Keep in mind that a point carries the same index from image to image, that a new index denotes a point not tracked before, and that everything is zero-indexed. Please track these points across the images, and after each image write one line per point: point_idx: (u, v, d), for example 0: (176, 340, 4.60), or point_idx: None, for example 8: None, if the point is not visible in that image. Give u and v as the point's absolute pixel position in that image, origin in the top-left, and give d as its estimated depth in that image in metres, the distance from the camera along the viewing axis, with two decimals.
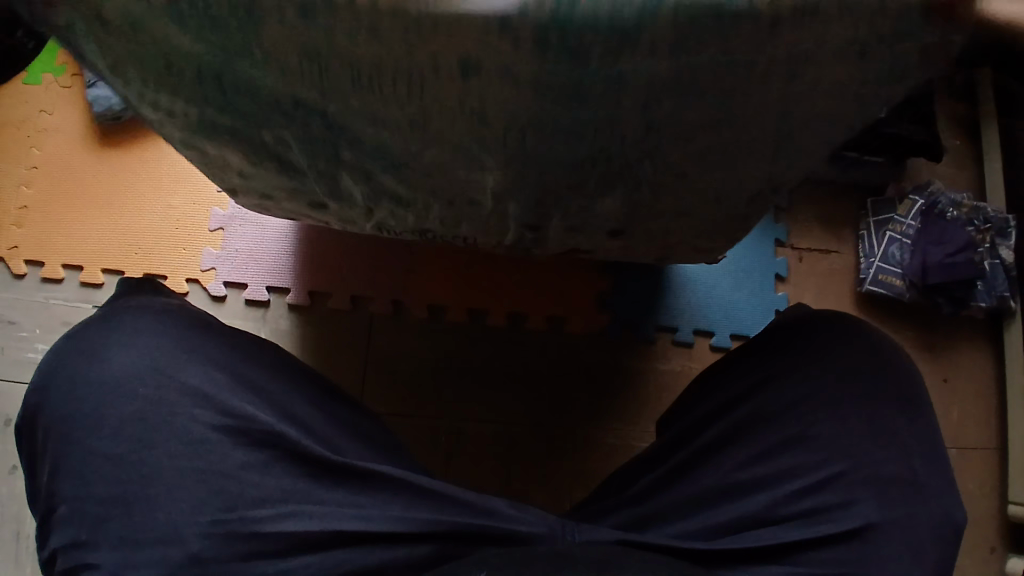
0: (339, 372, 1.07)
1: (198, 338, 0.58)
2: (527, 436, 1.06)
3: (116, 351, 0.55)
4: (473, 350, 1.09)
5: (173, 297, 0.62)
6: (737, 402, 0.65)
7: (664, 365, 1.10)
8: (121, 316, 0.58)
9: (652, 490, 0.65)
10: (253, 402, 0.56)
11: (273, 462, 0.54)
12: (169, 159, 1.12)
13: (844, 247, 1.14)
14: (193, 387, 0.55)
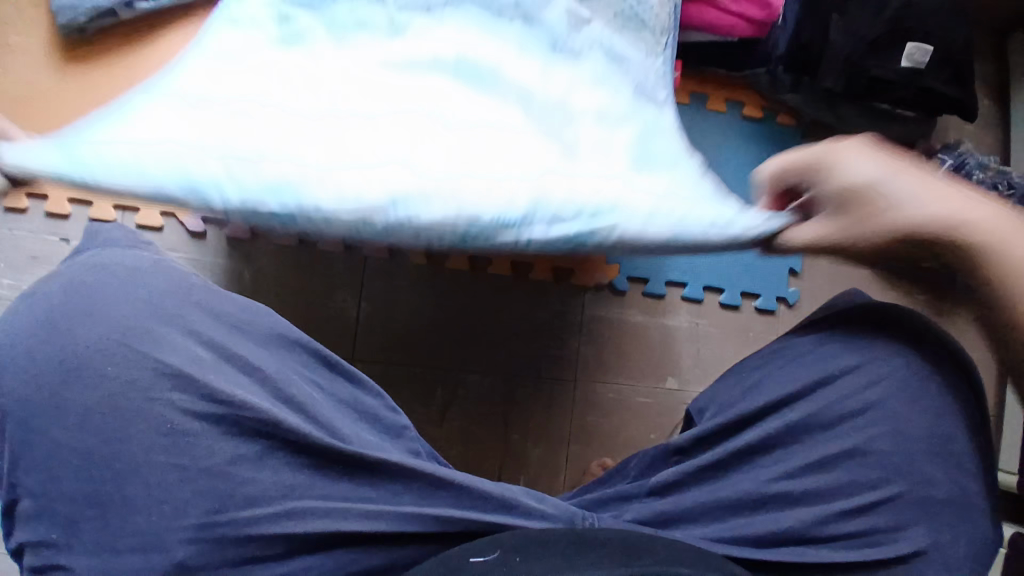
0: (330, 321, 1.03)
1: (179, 306, 0.52)
2: (525, 389, 1.06)
3: (91, 329, 0.49)
4: (466, 301, 1.06)
5: (148, 264, 0.55)
6: (788, 400, 0.61)
7: (672, 322, 1.07)
8: (98, 287, 0.52)
9: (679, 483, 0.60)
10: (247, 392, 0.50)
11: (269, 453, 0.49)
12: (139, 78, 1.01)
13: None
14: (174, 369, 0.49)
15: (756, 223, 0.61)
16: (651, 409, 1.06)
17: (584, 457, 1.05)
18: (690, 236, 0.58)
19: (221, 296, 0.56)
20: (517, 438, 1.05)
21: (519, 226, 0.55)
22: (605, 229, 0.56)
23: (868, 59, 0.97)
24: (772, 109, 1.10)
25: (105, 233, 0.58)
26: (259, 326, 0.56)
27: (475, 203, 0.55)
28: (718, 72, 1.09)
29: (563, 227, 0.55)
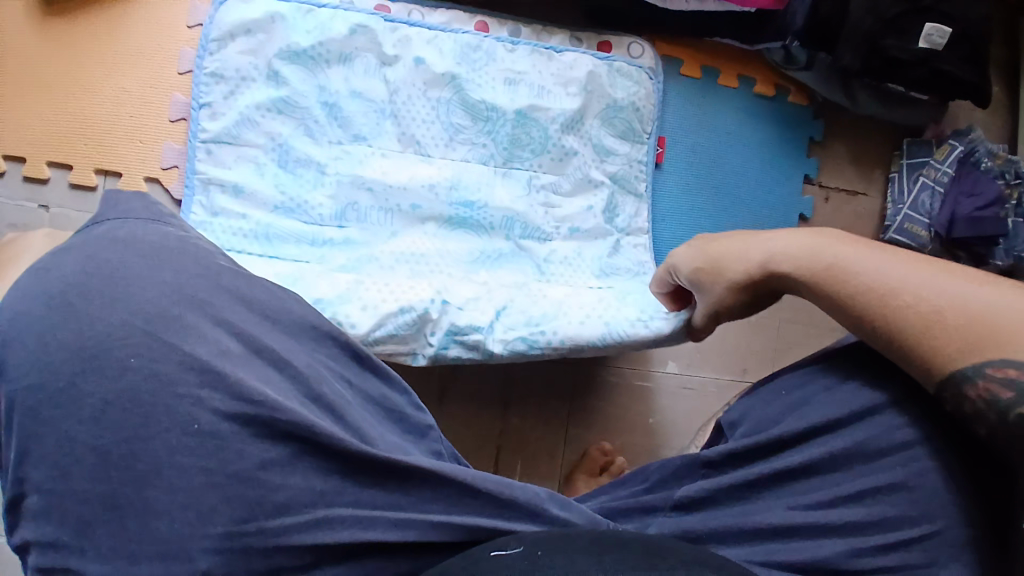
0: None
1: (206, 293, 0.51)
2: (528, 379, 1.03)
3: (111, 316, 0.47)
4: None
5: (175, 244, 0.53)
6: (828, 429, 0.60)
7: None
8: (121, 268, 0.49)
9: (708, 499, 0.61)
10: (278, 393, 0.49)
11: (298, 458, 0.48)
12: (116, 31, 0.93)
13: (872, 189, 1.09)
14: (201, 362, 0.47)
15: (665, 319, 0.84)
16: (653, 393, 1.05)
17: (585, 441, 1.04)
18: (609, 341, 0.84)
19: (256, 283, 0.55)
20: (516, 421, 1.02)
21: (481, 340, 0.83)
22: (548, 343, 0.83)
23: (887, 37, 0.95)
24: (784, 86, 1.07)
25: (128, 206, 0.55)
26: (290, 315, 0.55)
27: (455, 323, 0.83)
28: (731, 45, 1.05)
29: (518, 337, 0.83)
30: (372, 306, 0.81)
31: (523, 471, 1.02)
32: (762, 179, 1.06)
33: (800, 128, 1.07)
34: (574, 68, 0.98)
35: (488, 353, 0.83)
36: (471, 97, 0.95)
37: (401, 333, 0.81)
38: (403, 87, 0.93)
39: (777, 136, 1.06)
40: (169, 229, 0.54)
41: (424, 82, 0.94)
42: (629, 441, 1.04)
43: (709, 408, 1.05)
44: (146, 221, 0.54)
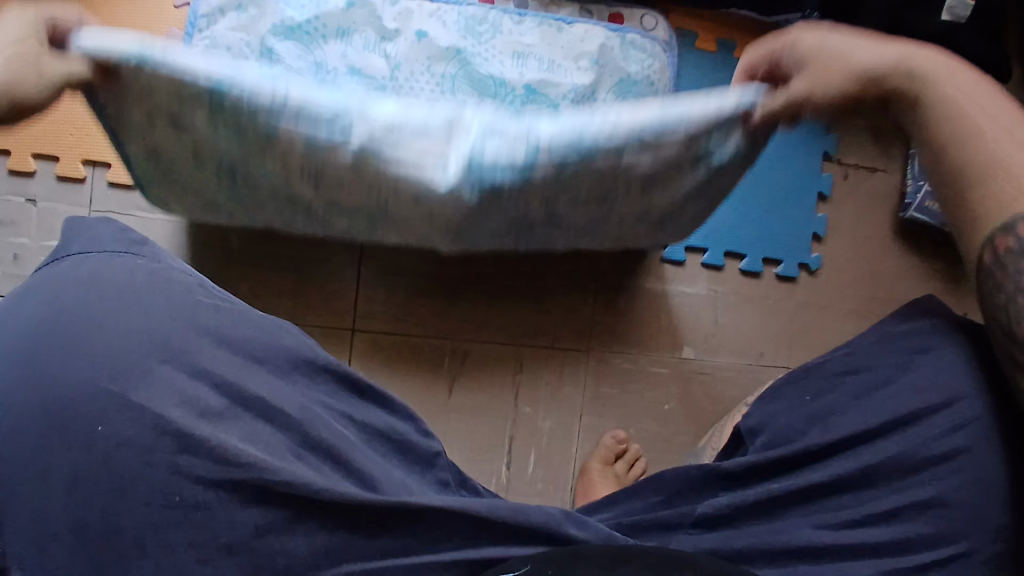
0: (322, 303, 0.98)
1: (174, 342, 0.54)
2: (547, 352, 1.01)
3: (80, 370, 0.52)
4: (477, 269, 1.00)
5: (143, 281, 0.56)
6: (859, 441, 0.61)
7: (691, 289, 1.03)
8: (88, 317, 0.53)
9: (726, 517, 0.63)
10: (265, 451, 0.53)
11: (295, 523, 0.53)
12: (104, 13, 0.90)
13: (892, 165, 1.05)
14: (174, 428, 0.51)
15: (741, 91, 0.58)
16: (667, 379, 1.02)
17: (599, 429, 1.01)
18: (679, 122, 0.58)
19: (234, 317, 0.58)
20: (528, 411, 1.00)
21: (523, 134, 0.60)
22: (603, 127, 0.59)
23: (907, 10, 0.90)
24: None
25: (96, 236, 0.58)
26: (278, 350, 0.58)
27: (490, 121, 0.61)
28: (748, 17, 1.02)
29: (565, 128, 0.59)
30: (366, 103, 0.61)
31: (536, 461, 1.00)
32: (779, 164, 1.03)
33: None
34: (585, 39, 0.93)
35: (533, 145, 0.60)
36: (480, 70, 0.90)
37: (403, 147, 0.62)
38: (405, 64, 0.89)
39: None
40: (139, 260, 0.57)
41: (428, 57, 0.89)
42: (642, 428, 1.02)
43: (725, 395, 1.03)
44: (114, 254, 0.57)
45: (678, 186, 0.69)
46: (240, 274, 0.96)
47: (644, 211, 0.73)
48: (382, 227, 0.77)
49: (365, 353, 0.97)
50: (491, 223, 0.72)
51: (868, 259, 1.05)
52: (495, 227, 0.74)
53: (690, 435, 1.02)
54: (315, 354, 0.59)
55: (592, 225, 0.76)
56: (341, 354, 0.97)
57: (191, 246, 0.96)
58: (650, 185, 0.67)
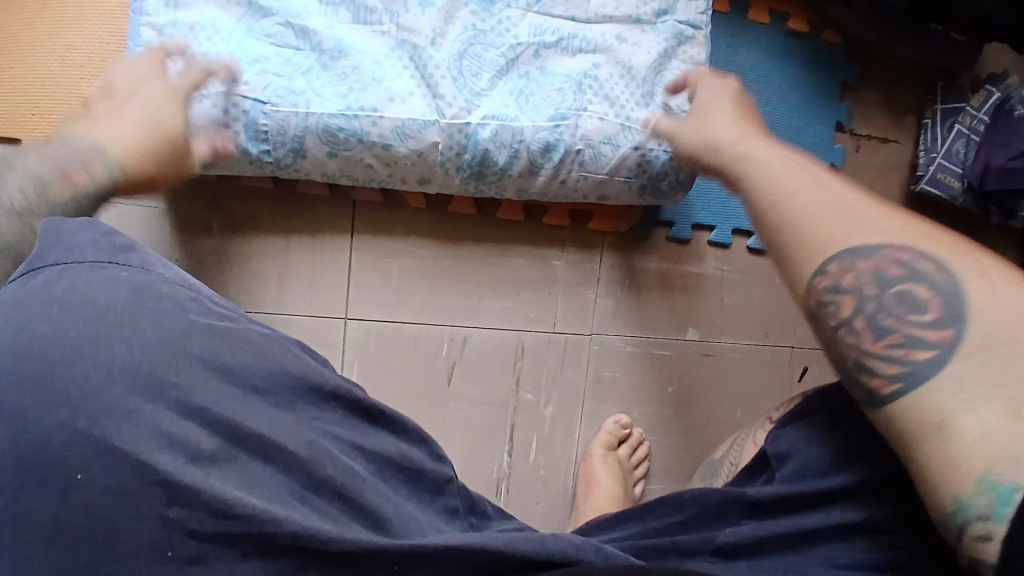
0: (314, 294, 0.92)
1: (172, 370, 0.49)
2: (547, 339, 0.97)
3: (58, 410, 0.44)
4: (474, 251, 0.96)
5: (128, 299, 0.49)
6: (799, 497, 0.56)
7: (697, 269, 1.00)
8: (65, 346, 0.46)
9: (752, 547, 0.56)
10: (265, 498, 0.49)
11: (302, 570, 0.49)
12: None
13: (903, 136, 1.02)
14: (163, 476, 0.45)
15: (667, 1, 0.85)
16: (670, 361, 1.00)
17: (600, 413, 0.99)
18: None
19: (229, 342, 0.53)
20: (530, 397, 0.97)
21: None
22: None
23: None
24: (818, 24, 0.97)
25: (77, 245, 0.51)
26: (283, 377, 0.54)
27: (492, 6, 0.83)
28: None
29: None
30: None
31: (537, 448, 0.97)
32: (798, 136, 0.97)
33: (830, 70, 0.98)
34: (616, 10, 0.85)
35: None
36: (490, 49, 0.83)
37: None
38: (407, 43, 0.82)
39: (806, 79, 0.97)
40: (125, 271, 0.51)
41: (435, 31, 0.82)
42: (646, 412, 0.99)
43: (729, 378, 1.01)
44: (96, 264, 0.51)
45: (646, 45, 0.84)
46: (223, 262, 0.91)
47: (627, 72, 0.84)
48: (384, 99, 0.79)
49: (359, 343, 0.93)
50: (489, 74, 0.82)
51: None
52: (491, 86, 0.82)
53: (694, 418, 1.00)
54: (331, 381, 0.57)
55: (586, 89, 0.82)
56: (333, 345, 0.93)
57: (169, 234, 0.90)
58: (622, 45, 0.84)
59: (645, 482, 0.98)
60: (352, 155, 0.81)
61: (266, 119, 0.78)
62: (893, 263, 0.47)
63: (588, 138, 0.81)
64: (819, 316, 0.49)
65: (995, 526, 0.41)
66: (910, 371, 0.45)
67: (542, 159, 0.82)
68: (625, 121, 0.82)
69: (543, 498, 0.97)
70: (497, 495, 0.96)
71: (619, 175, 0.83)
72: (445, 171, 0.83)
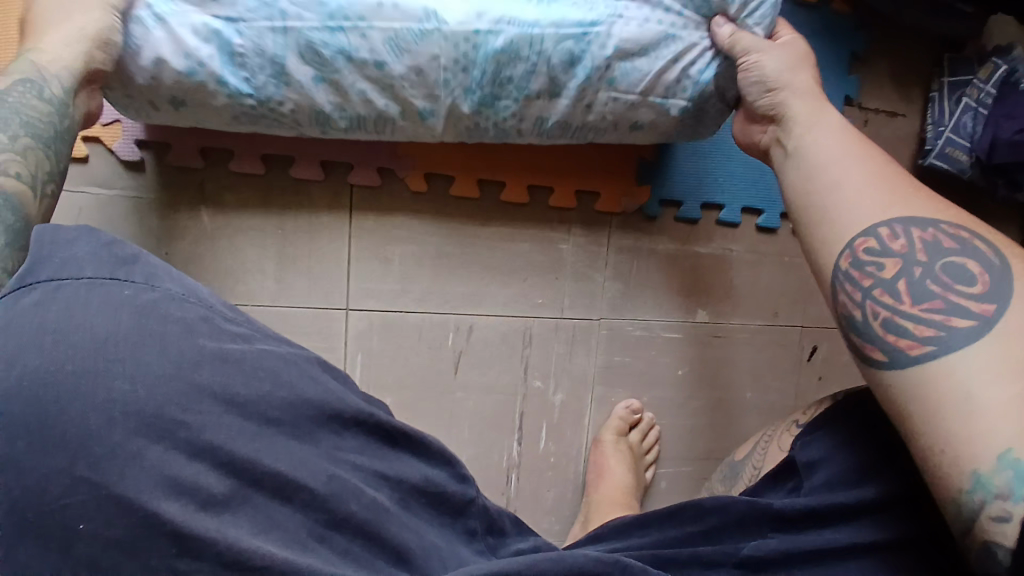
0: (310, 287, 0.88)
1: (179, 408, 0.44)
2: (555, 324, 0.94)
3: (53, 455, 0.40)
4: (479, 233, 0.92)
5: (131, 327, 0.45)
6: (816, 516, 0.56)
7: (705, 249, 0.98)
8: (60, 384, 0.41)
9: (778, 561, 0.56)
10: (284, 543, 0.46)
11: None
12: None
13: (911, 109, 0.99)
14: (171, 527, 0.42)
15: None
16: (679, 344, 0.98)
17: (609, 398, 0.97)
18: None
19: (243, 368, 0.48)
20: (538, 385, 0.95)
21: None
22: None
23: None
24: None
25: (77, 256, 0.46)
26: (303, 406, 0.50)
27: None
28: None
29: None
30: None
31: (547, 435, 0.95)
32: None
33: (840, 40, 0.95)
34: None
35: None
36: None
37: None
38: None
39: (815, 52, 0.95)
40: (128, 290, 0.46)
41: None
42: (656, 396, 0.98)
43: (738, 359, 0.99)
44: (94, 281, 0.45)
45: None
46: (215, 254, 0.86)
47: None
48: (373, 4, 0.68)
49: (362, 332, 0.90)
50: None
51: None
52: None
53: (705, 399, 0.99)
54: (357, 402, 0.54)
55: None
56: (335, 336, 0.89)
57: (156, 226, 0.85)
58: None
59: (656, 466, 0.97)
60: (340, 78, 0.71)
61: (241, 38, 0.68)
62: (947, 238, 0.51)
63: (622, 50, 0.70)
64: (859, 275, 0.52)
65: (1013, 505, 0.42)
66: (946, 336, 0.46)
67: (565, 75, 0.72)
68: (670, 28, 0.69)
69: (554, 486, 0.95)
70: (507, 484, 0.94)
71: (653, 96, 0.73)
72: (452, 96, 0.73)
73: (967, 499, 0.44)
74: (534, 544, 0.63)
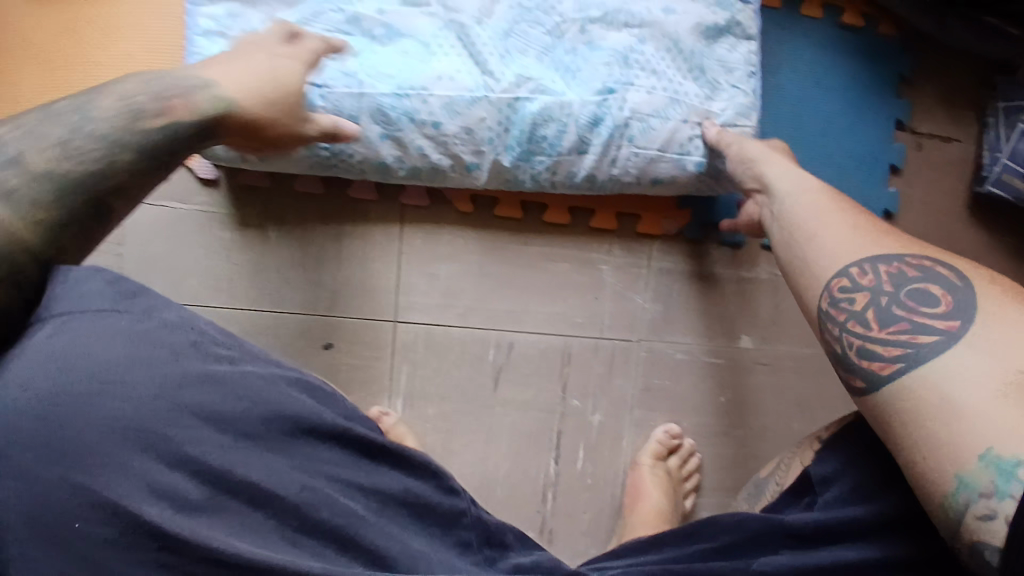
0: (361, 299, 0.94)
1: (161, 423, 0.50)
2: (595, 343, 0.96)
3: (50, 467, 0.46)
4: (524, 252, 0.96)
5: (123, 355, 0.50)
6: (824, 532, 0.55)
7: (750, 274, 0.98)
8: (62, 405, 0.47)
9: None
10: (255, 542, 0.51)
11: None
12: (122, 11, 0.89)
13: (964, 133, 0.97)
14: (150, 528, 0.48)
15: None
16: (722, 369, 0.97)
17: (648, 421, 0.96)
18: None
19: (222, 387, 0.53)
20: (577, 403, 0.95)
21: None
22: None
23: None
24: (873, 17, 0.97)
25: (86, 292, 0.50)
26: (281, 420, 0.54)
27: None
28: None
29: None
30: None
31: (585, 455, 0.95)
32: (854, 135, 0.95)
33: (887, 65, 0.97)
34: None
35: None
36: (536, 32, 0.90)
37: None
38: (454, 24, 0.89)
39: (862, 77, 0.96)
40: (124, 321, 0.51)
41: (483, 9, 0.90)
42: (697, 422, 0.96)
43: (785, 387, 0.97)
44: (99, 313, 0.50)
45: (692, 15, 0.90)
46: (276, 267, 0.93)
47: (674, 44, 0.90)
48: (433, 78, 0.86)
49: (409, 343, 0.94)
50: (535, 51, 0.90)
51: (943, 235, 0.96)
52: (536, 62, 0.90)
53: (750, 427, 0.97)
54: (333, 416, 0.57)
55: (632, 64, 0.89)
56: (382, 347, 0.93)
57: (226, 239, 0.93)
58: (669, 17, 0.90)
59: (696, 495, 0.95)
60: (404, 136, 0.87)
61: (322, 101, 0.84)
62: (910, 268, 0.56)
63: (637, 110, 0.88)
64: (836, 310, 0.57)
65: (998, 503, 0.46)
66: (913, 352, 0.51)
67: (590, 133, 0.88)
68: (673, 95, 0.89)
69: (590, 508, 0.95)
70: (543, 503, 0.94)
71: (670, 151, 0.88)
72: (495, 150, 0.88)
73: (953, 503, 0.48)
74: (535, 557, 0.65)
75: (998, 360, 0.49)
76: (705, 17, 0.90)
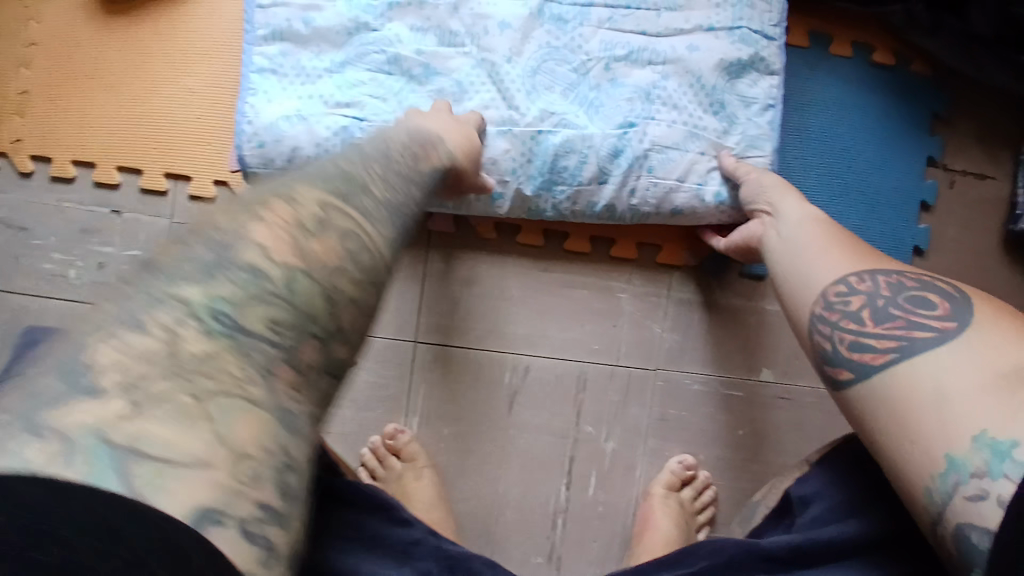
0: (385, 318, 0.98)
1: None
2: (610, 371, 0.97)
3: None
4: (544, 279, 0.99)
5: None
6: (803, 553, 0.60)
7: (771, 308, 0.97)
8: None
9: None
10: None
11: None
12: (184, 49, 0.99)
13: (1001, 172, 0.96)
14: None
15: (753, 17, 0.91)
16: (740, 403, 0.96)
17: (663, 451, 0.96)
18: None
19: None
20: (590, 430, 0.96)
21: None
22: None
23: None
24: (903, 54, 0.96)
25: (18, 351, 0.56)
26: None
27: (557, 13, 0.95)
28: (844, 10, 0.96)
29: None
30: None
31: (597, 482, 0.96)
32: (883, 171, 0.95)
33: (918, 102, 0.96)
34: (688, 20, 0.93)
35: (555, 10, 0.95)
36: (563, 69, 0.94)
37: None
38: (484, 60, 0.94)
39: (892, 113, 0.95)
40: None
41: (512, 47, 0.94)
42: (712, 454, 0.96)
43: (805, 423, 0.96)
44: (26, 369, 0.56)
45: (716, 51, 0.92)
46: None
47: (696, 81, 0.92)
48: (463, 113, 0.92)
49: (429, 363, 0.97)
50: (561, 88, 0.94)
51: (975, 273, 0.94)
52: (562, 97, 0.93)
53: (768, 463, 0.95)
54: None
55: (653, 99, 0.92)
56: (404, 365, 0.97)
57: None
58: (692, 55, 0.92)
59: (710, 529, 0.94)
60: None
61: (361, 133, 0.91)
62: (908, 281, 0.63)
63: (657, 142, 0.91)
64: (829, 312, 0.63)
65: (991, 482, 0.51)
66: (905, 344, 0.57)
67: (611, 165, 0.91)
68: (693, 129, 0.91)
69: (600, 536, 0.94)
70: (552, 529, 0.95)
71: (689, 182, 0.90)
72: (519, 180, 0.92)
73: (941, 486, 0.53)
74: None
75: (987, 356, 0.55)
76: (730, 54, 0.92)
